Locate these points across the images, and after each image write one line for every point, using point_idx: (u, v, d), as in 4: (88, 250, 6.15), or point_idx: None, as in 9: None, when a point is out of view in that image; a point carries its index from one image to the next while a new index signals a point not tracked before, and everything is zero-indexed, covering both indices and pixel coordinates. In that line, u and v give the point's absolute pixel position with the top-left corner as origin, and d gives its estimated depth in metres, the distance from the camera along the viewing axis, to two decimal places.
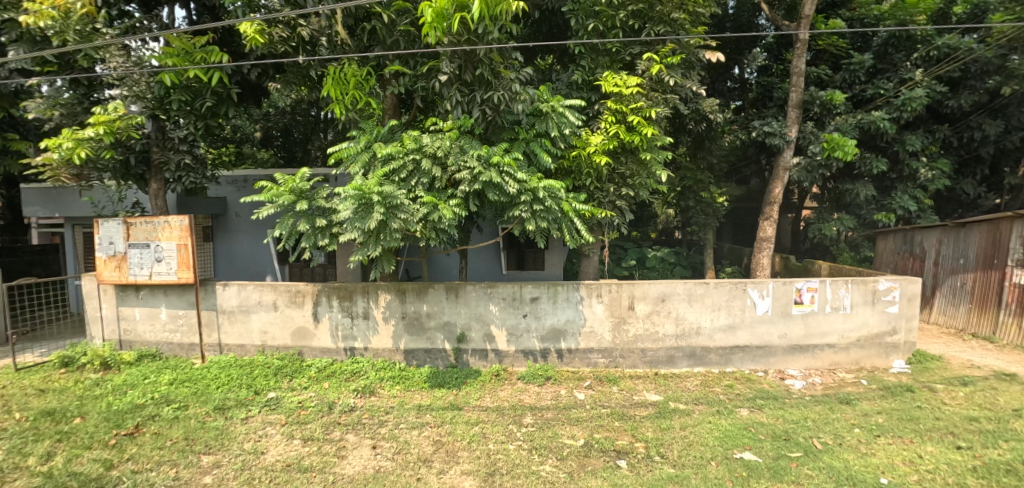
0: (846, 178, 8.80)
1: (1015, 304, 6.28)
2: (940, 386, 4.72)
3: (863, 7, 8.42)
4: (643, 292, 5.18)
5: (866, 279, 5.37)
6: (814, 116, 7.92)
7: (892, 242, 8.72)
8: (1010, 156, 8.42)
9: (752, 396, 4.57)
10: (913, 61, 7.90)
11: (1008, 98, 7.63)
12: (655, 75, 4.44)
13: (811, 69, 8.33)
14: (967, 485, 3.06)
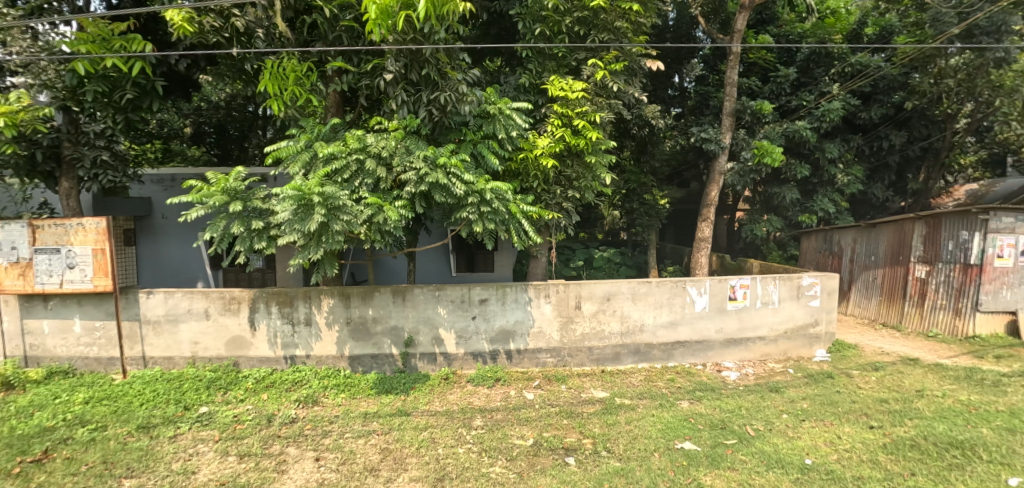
0: (774, 183, 9.49)
1: (919, 296, 7.01)
2: (856, 372, 5.18)
3: (788, 25, 9.19)
4: (590, 291, 5.29)
5: (792, 276, 5.79)
6: (746, 124, 8.49)
7: (813, 241, 9.44)
8: (912, 164, 9.42)
9: (692, 389, 4.80)
10: (832, 76, 8.63)
11: (909, 112, 8.55)
12: (599, 81, 4.61)
13: (743, 80, 8.94)
14: (877, 461, 3.39)
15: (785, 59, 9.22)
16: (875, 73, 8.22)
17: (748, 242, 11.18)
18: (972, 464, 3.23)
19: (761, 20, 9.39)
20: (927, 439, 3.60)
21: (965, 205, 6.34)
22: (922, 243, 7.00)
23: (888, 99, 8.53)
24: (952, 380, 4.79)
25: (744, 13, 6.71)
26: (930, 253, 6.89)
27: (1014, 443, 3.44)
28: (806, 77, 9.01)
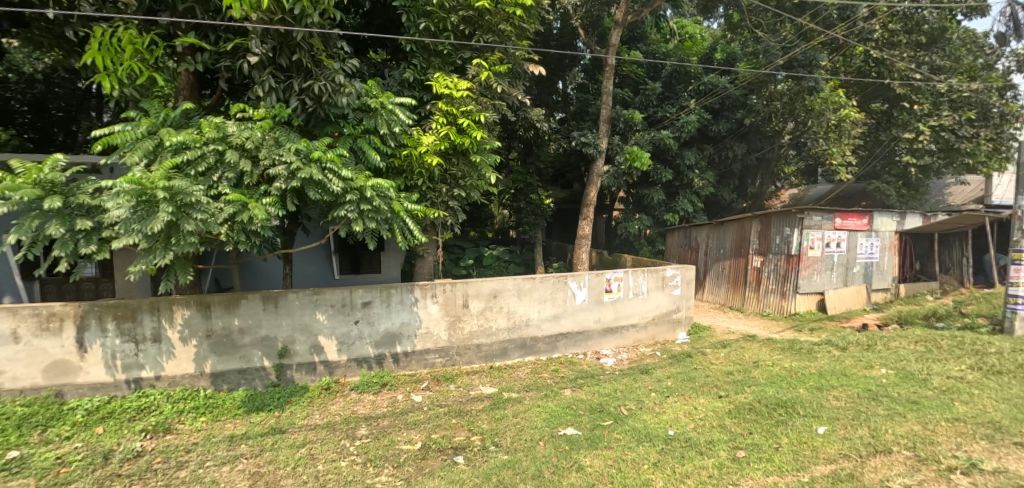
0: (644, 185, 10.52)
1: (756, 283, 8.46)
2: (709, 350, 6.04)
3: (655, 44, 10.35)
4: (476, 290, 5.44)
5: (658, 268, 6.67)
6: (621, 131, 9.40)
7: (676, 237, 10.64)
8: (751, 172, 11.22)
9: (574, 378, 5.16)
10: (690, 92, 9.91)
11: (748, 127, 10.17)
12: (484, 81, 4.95)
13: (618, 91, 9.86)
14: (725, 425, 3.98)
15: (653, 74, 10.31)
16: (723, 91, 9.59)
17: (622, 240, 12.36)
18: (791, 419, 3.95)
19: (633, 37, 10.22)
20: (760, 402, 4.30)
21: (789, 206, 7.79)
22: (759, 238, 8.43)
23: (733, 115, 10.10)
24: (777, 350, 5.82)
25: (618, 29, 7.38)
26: (764, 246, 8.35)
27: (821, 398, 4.25)
28: (670, 92, 10.20)
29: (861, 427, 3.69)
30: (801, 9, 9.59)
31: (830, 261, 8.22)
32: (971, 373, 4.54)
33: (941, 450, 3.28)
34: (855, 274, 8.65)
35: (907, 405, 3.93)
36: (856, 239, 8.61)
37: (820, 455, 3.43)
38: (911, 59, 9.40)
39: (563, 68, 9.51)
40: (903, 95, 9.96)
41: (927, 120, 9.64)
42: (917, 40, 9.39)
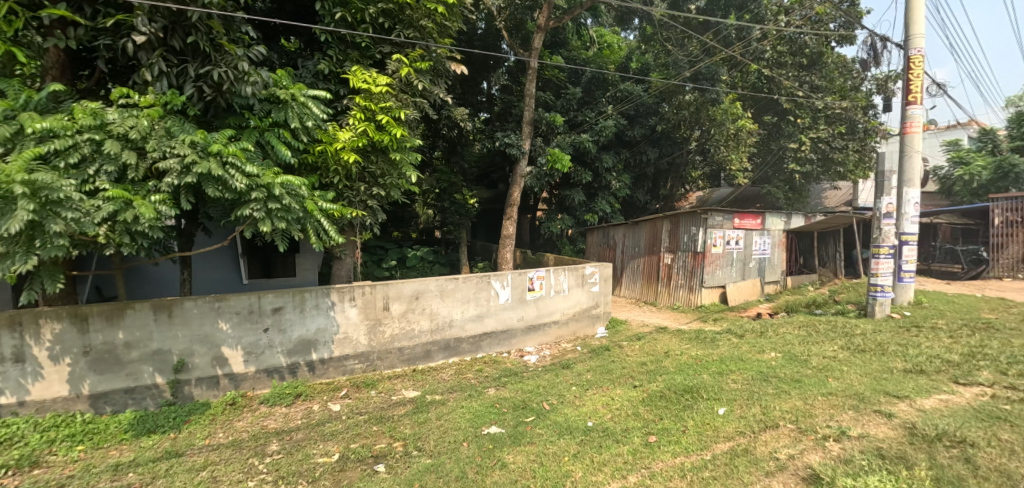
0: (566, 186, 10.96)
1: (667, 278, 9.20)
2: (625, 343, 6.42)
3: (576, 50, 10.78)
4: (397, 291, 5.37)
5: (578, 267, 7.00)
6: (543, 133, 9.71)
7: (595, 236, 11.32)
8: (664, 175, 12.16)
9: (498, 376, 5.28)
10: (607, 98, 10.51)
11: (660, 133, 10.97)
12: (405, 77, 4.97)
13: (541, 94, 10.11)
14: (638, 413, 4.22)
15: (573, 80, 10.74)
16: (637, 99, 10.23)
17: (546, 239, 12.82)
18: (696, 403, 4.28)
19: (555, 43, 10.53)
20: (669, 388, 4.61)
21: (695, 208, 8.59)
22: (669, 237, 9.28)
23: (646, 122, 10.85)
24: (685, 340, 6.32)
25: (540, 34, 7.69)
26: (674, 245, 9.18)
27: (722, 382, 4.65)
28: (590, 96, 10.68)
29: (754, 406, 4.09)
30: (705, 27, 10.48)
31: (731, 257, 9.14)
32: (842, 352, 5.22)
33: (818, 421, 3.72)
34: (751, 269, 9.69)
35: (792, 384, 4.42)
36: (751, 237, 9.65)
37: (720, 434, 3.76)
38: (795, 78, 10.72)
39: (487, 68, 9.54)
40: (788, 109, 11.22)
41: (808, 132, 11.16)
42: (800, 61, 10.66)
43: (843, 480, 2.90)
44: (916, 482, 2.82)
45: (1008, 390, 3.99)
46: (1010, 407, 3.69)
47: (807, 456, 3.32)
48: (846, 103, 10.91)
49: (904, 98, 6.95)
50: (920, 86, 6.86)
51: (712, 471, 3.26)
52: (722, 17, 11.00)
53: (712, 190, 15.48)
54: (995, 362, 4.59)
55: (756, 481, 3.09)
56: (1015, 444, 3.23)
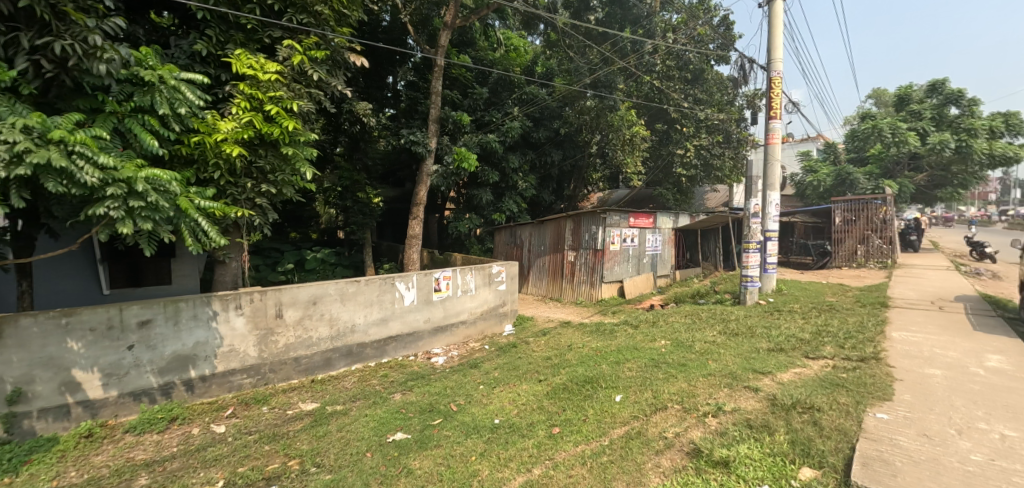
0: (473, 186, 11.13)
1: (571, 275, 9.68)
2: (532, 338, 6.73)
3: (483, 51, 10.95)
4: (292, 297, 5.19)
5: (485, 267, 7.51)
6: (450, 131, 9.76)
7: (502, 235, 11.48)
8: (568, 177, 13.09)
9: (404, 381, 5.39)
10: (513, 100, 10.93)
11: (563, 136, 11.72)
12: (297, 66, 5.26)
13: (447, 92, 10.19)
14: (544, 406, 4.41)
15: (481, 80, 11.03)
16: (541, 102, 10.88)
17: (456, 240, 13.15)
18: (596, 392, 4.53)
19: (463, 42, 10.80)
20: (571, 381, 4.83)
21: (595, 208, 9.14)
22: (572, 235, 9.75)
23: (551, 125, 11.53)
24: (587, 333, 6.71)
25: (447, 31, 7.87)
26: (576, 242, 9.67)
27: (619, 371, 4.98)
28: (496, 97, 11.07)
29: (646, 391, 4.42)
30: (604, 38, 11.22)
31: (626, 254, 9.94)
32: (720, 336, 5.86)
33: (700, 400, 4.11)
34: (645, 264, 10.64)
35: (679, 368, 4.84)
36: (645, 235, 10.62)
37: (616, 419, 4.02)
38: (682, 91, 12.09)
39: (393, 65, 9.54)
40: (676, 119, 12.35)
41: (692, 140, 12.46)
42: (685, 76, 11.93)
43: (719, 451, 3.28)
44: (778, 449, 3.29)
45: (842, 360, 4.77)
46: (847, 376, 4.38)
47: (690, 432, 3.67)
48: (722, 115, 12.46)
49: (768, 113, 7.96)
50: (780, 103, 7.92)
51: (610, 455, 3.46)
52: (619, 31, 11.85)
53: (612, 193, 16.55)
54: (838, 339, 5.43)
55: (647, 460, 3.35)
56: (850, 407, 3.82)
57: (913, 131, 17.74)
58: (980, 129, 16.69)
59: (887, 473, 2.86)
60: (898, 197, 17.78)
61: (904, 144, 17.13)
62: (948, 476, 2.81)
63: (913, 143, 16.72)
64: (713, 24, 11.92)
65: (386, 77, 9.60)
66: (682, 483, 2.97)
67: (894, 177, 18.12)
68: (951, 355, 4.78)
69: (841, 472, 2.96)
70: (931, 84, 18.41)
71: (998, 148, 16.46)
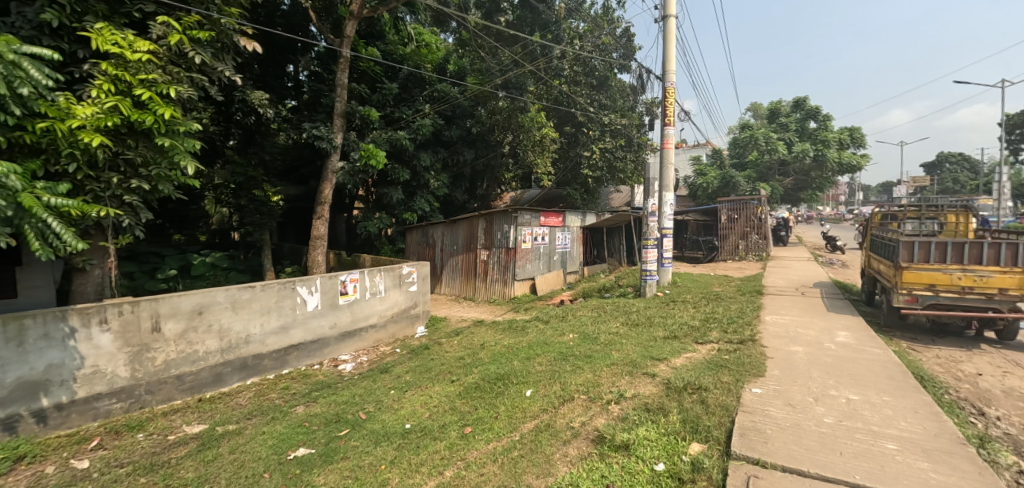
0: (383, 185, 10.98)
1: (483, 274, 10.04)
2: (444, 339, 6.84)
3: (393, 45, 10.68)
4: (172, 307, 4.62)
5: (394, 267, 7.43)
6: (357, 127, 9.56)
7: (415, 235, 11.56)
8: (480, 176, 13.46)
9: (307, 392, 5.10)
10: (424, 97, 10.87)
11: (475, 135, 11.93)
12: (176, 47, 4.88)
13: (353, 86, 9.77)
14: (456, 406, 4.40)
15: (389, 75, 10.78)
16: (453, 100, 10.82)
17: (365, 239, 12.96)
18: (507, 389, 4.60)
19: (371, 34, 10.39)
20: (483, 379, 4.88)
21: (507, 207, 9.57)
22: (485, 234, 10.10)
23: (463, 124, 11.67)
24: (500, 331, 6.84)
25: (353, 21, 7.75)
26: (489, 241, 10.03)
27: (530, 366, 5.12)
28: (406, 94, 10.91)
29: (554, 383, 4.59)
30: (514, 41, 11.57)
31: (537, 252, 10.52)
32: (623, 327, 6.30)
33: (603, 389, 4.34)
34: (555, 261, 11.35)
35: (585, 360, 5.09)
36: (555, 234, 11.31)
37: (527, 414, 4.10)
38: (590, 97, 13.06)
39: (294, 52, 9.13)
40: (582, 123, 13.55)
41: (597, 143, 13.71)
42: (591, 82, 12.94)
43: (621, 435, 3.48)
44: (671, 428, 3.56)
45: (726, 344, 5.34)
46: (729, 357, 4.91)
47: (595, 420, 3.84)
48: (623, 121, 13.77)
49: (663, 119, 8.68)
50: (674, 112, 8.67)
51: (520, 449, 3.51)
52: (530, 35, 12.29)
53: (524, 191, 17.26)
54: (722, 324, 6.11)
55: (555, 451, 3.44)
56: (731, 384, 4.24)
57: (782, 141, 20.68)
58: (831, 141, 19.95)
59: (760, 441, 3.25)
60: (770, 197, 20.68)
61: (774, 151, 19.93)
62: (807, 439, 3.28)
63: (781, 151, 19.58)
64: (616, 35, 13.08)
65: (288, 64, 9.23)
66: (587, 470, 3.10)
67: (767, 180, 20.98)
68: (809, 334, 5.59)
69: (724, 444, 3.30)
70: (796, 101, 21.51)
71: (845, 157, 19.73)
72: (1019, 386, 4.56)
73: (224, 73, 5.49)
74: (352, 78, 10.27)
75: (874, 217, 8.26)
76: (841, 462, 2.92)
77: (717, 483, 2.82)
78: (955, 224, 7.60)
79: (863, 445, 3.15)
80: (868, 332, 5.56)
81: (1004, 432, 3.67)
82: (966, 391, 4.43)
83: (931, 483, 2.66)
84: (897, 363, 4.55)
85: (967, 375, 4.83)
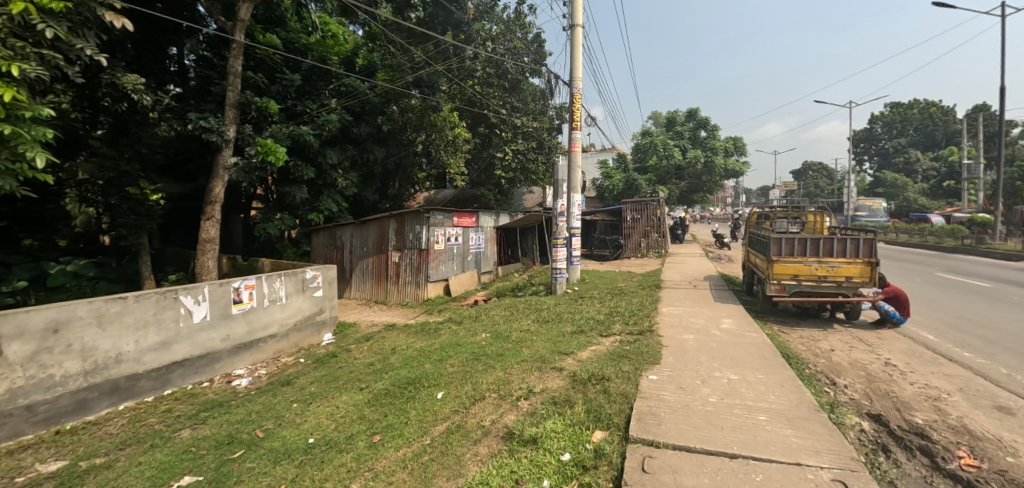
0: (285, 183, 10.91)
1: (395, 277, 10.34)
2: (353, 347, 6.82)
3: (295, 33, 10.22)
4: (17, 325, 3.87)
5: (297, 272, 7.14)
6: (254, 119, 9.28)
7: (321, 237, 11.61)
8: (392, 175, 13.44)
9: (194, 413, 4.58)
10: (330, 91, 10.61)
11: (386, 133, 11.79)
12: (21, 18, 4.17)
13: (248, 74, 9.40)
14: (363, 414, 4.24)
15: (291, 65, 10.41)
16: (361, 96, 10.75)
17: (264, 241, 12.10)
18: (418, 393, 4.54)
19: (269, 19, 9.97)
20: (394, 384, 4.80)
21: (418, 208, 9.91)
22: (396, 235, 10.37)
23: (372, 121, 11.51)
24: (412, 335, 7.02)
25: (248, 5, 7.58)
26: (401, 242, 10.31)
27: (441, 368, 5.12)
28: (310, 86, 10.65)
29: (465, 384, 4.60)
30: (426, 39, 11.71)
31: (450, 252, 10.94)
32: (533, 325, 6.54)
33: (513, 386, 4.42)
34: (469, 262, 11.81)
35: (496, 358, 5.18)
36: (468, 235, 11.74)
37: (438, 416, 4.03)
38: (501, 99, 13.86)
39: (177, 34, 8.55)
40: (494, 124, 14.31)
41: (510, 145, 14.62)
42: (503, 84, 13.82)
43: (529, 430, 3.50)
44: (577, 419, 3.68)
45: (628, 335, 5.75)
46: (630, 347, 5.27)
47: (504, 417, 3.86)
48: (534, 124, 14.84)
49: (571, 124, 9.11)
50: (580, 117, 9.13)
51: (431, 453, 3.41)
52: (442, 34, 12.09)
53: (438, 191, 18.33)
54: (624, 317, 6.58)
55: (466, 451, 3.38)
56: (632, 373, 4.53)
57: (678, 147, 23.02)
58: (719, 149, 22.72)
59: (654, 424, 3.45)
60: (668, 198, 22.93)
61: (671, 156, 22.08)
62: (695, 417, 3.57)
63: (677, 157, 21.78)
64: (527, 40, 13.90)
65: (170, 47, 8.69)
66: (497, 467, 3.05)
67: (666, 183, 23.03)
68: (699, 322, 6.23)
69: (623, 430, 3.45)
70: (688, 112, 24.28)
71: (730, 164, 22.58)
72: (861, 357, 5.44)
73: (83, 50, 4.76)
74: (248, 66, 9.85)
75: (750, 217, 9.42)
76: (723, 436, 3.22)
77: (616, 467, 2.90)
78: (813, 223, 8.98)
79: (740, 418, 3.51)
80: (747, 318, 6.32)
81: (849, 397, 4.33)
82: (822, 365, 5.17)
83: (793, 447, 3.02)
84: (770, 345, 5.19)
85: (823, 351, 5.67)
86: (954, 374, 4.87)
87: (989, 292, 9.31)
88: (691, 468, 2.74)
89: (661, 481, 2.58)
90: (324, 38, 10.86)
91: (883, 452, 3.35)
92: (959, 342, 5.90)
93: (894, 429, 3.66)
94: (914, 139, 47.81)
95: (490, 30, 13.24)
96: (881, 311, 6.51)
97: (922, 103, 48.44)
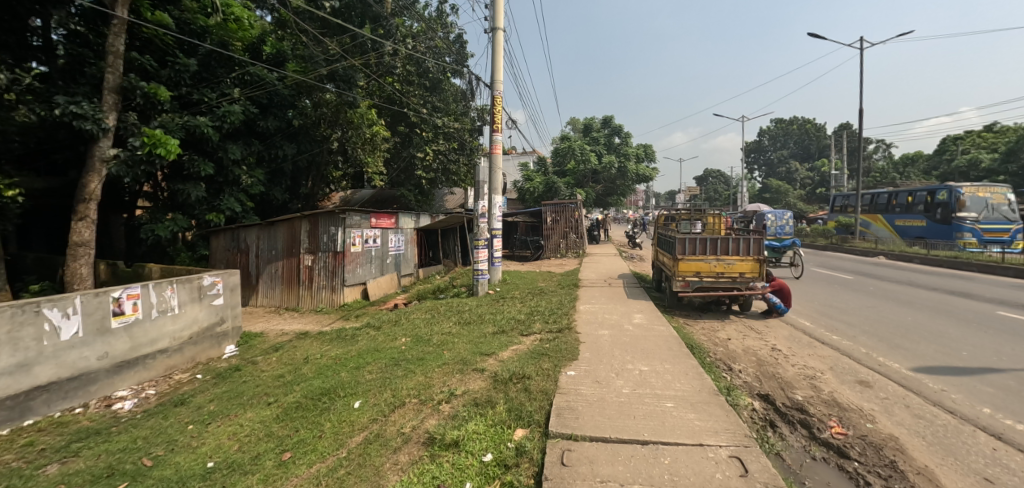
0: (177, 179, 9.92)
1: (309, 281, 9.77)
2: (260, 358, 6.36)
3: (190, 13, 8.95)
4: None
5: (192, 279, 6.56)
6: (139, 108, 8.36)
7: (223, 240, 10.81)
8: (303, 173, 12.74)
9: (64, 445, 3.93)
10: (232, 79, 9.78)
11: (296, 128, 11.32)
12: None
13: (132, 55, 8.38)
14: (271, 431, 3.92)
15: (186, 48, 9.36)
16: (269, 87, 10.04)
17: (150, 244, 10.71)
18: (333, 404, 4.32)
19: None
20: (306, 396, 4.54)
21: (333, 209, 9.47)
22: (308, 238, 9.84)
23: (281, 114, 10.94)
24: (327, 342, 6.70)
25: None
26: (314, 245, 9.80)
27: (358, 376, 4.93)
28: (208, 73, 9.69)
29: (384, 390, 4.46)
30: (342, 31, 11.24)
31: (368, 255, 10.55)
32: (455, 326, 6.58)
33: (434, 390, 4.35)
34: (388, 264, 11.47)
35: (416, 363, 5.10)
36: (387, 236, 11.40)
37: (355, 427, 3.83)
38: (422, 97, 13.88)
39: (42, 3, 7.50)
40: (415, 123, 14.25)
41: (431, 145, 14.70)
42: (424, 83, 14.01)
43: (450, 433, 3.41)
44: (498, 418, 3.69)
45: (546, 333, 5.96)
46: (547, 345, 5.46)
47: (425, 422, 3.74)
48: (455, 125, 15.03)
49: (492, 125, 9.19)
50: (501, 119, 9.24)
51: (347, 466, 3.19)
52: (359, 26, 11.78)
53: (354, 191, 18.02)
54: (543, 316, 6.80)
55: (385, 461, 3.21)
56: (549, 370, 4.69)
57: (594, 152, 24.51)
58: (631, 155, 24.62)
59: (572, 418, 3.55)
60: (585, 200, 24.10)
61: (587, 161, 23.28)
62: (608, 409, 3.75)
63: (593, 161, 23.10)
64: (447, 41, 14.03)
65: (32, 16, 7.73)
66: (418, 474, 2.94)
67: (584, 186, 24.34)
68: (614, 317, 6.62)
69: (543, 425, 3.50)
70: (604, 119, 25.74)
71: (640, 170, 24.59)
72: (752, 344, 6.11)
73: None
74: (134, 45, 8.85)
75: (659, 218, 10.13)
76: (632, 424, 3.42)
77: (537, 463, 2.94)
78: (711, 225, 10.00)
79: (650, 407, 3.75)
80: (656, 312, 6.82)
81: (743, 381, 4.83)
82: (721, 353, 5.72)
83: (695, 429, 3.29)
84: (674, 337, 5.64)
85: (721, 340, 6.28)
86: (826, 354, 5.65)
87: (847, 284, 10.93)
88: (606, 457, 2.87)
89: (579, 472, 2.65)
90: (224, 20, 9.46)
91: (771, 427, 3.77)
92: (828, 327, 6.85)
93: (780, 406, 4.14)
94: (794, 152, 55.33)
95: (409, 27, 13.23)
96: (769, 302, 7.31)
97: (801, 120, 55.80)
